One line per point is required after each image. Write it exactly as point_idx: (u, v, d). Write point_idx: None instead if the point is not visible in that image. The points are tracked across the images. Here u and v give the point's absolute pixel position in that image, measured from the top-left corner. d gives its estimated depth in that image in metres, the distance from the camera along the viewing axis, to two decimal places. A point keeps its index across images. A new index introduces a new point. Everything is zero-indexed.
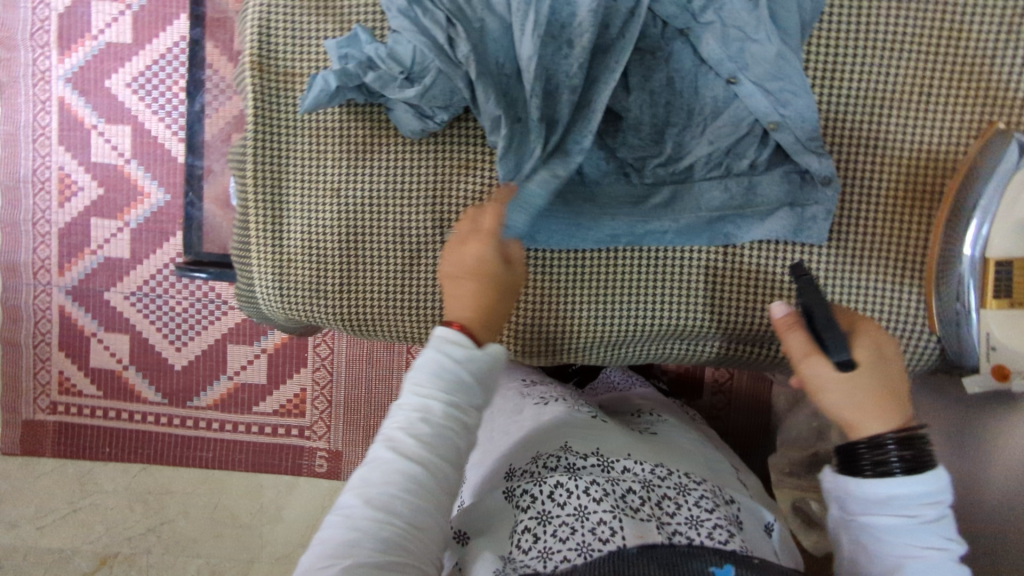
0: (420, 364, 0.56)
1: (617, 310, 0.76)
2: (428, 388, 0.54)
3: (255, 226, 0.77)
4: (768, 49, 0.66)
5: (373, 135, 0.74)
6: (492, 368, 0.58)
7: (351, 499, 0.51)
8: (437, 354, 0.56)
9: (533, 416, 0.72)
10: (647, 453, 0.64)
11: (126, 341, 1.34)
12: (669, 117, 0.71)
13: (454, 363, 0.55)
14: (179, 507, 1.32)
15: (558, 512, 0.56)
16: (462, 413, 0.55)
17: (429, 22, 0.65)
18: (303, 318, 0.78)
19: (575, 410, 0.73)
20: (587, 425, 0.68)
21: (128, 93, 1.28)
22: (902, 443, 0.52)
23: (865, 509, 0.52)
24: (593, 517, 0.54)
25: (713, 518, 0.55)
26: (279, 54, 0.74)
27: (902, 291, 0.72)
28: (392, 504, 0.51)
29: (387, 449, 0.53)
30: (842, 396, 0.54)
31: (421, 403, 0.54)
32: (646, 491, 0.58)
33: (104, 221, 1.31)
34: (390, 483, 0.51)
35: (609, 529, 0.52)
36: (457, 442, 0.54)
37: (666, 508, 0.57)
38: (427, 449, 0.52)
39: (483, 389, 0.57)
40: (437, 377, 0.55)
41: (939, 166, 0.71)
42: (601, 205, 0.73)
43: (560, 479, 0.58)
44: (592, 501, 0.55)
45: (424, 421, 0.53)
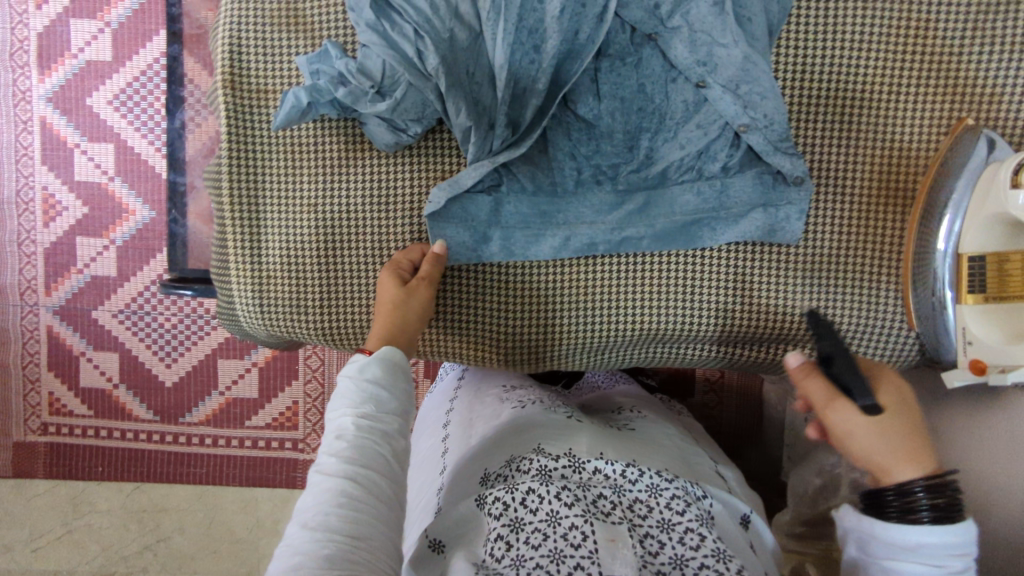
0: (334, 394, 0.61)
1: (599, 315, 0.76)
2: (339, 409, 0.59)
3: (232, 244, 0.77)
4: (734, 52, 0.67)
5: (347, 150, 0.74)
6: (397, 376, 0.63)
7: (292, 529, 0.52)
8: (342, 378, 0.61)
9: (510, 421, 0.72)
10: (618, 451, 0.65)
11: (116, 359, 1.34)
12: (641, 123, 0.71)
13: (357, 378, 0.60)
14: (175, 525, 1.32)
15: (531, 519, 0.56)
16: (377, 425, 0.58)
17: (398, 36, 0.66)
18: (284, 333, 0.78)
19: (552, 411, 0.73)
20: (562, 426, 0.69)
21: (109, 111, 1.28)
22: (932, 491, 0.50)
23: (888, 553, 0.50)
24: (565, 522, 0.54)
25: (684, 521, 0.56)
26: (252, 71, 0.74)
27: (880, 289, 0.72)
28: (327, 520, 0.52)
29: (315, 474, 0.55)
30: (871, 441, 0.53)
31: (337, 426, 0.58)
32: (617, 495, 0.59)
33: (89, 240, 1.31)
34: (323, 503, 0.53)
35: (581, 535, 0.53)
36: (379, 452, 0.57)
37: (638, 511, 0.58)
38: (348, 462, 0.55)
39: (396, 399, 0.61)
40: (344, 398, 0.59)
41: (912, 161, 0.71)
42: (577, 214, 0.73)
43: (532, 485, 0.58)
44: (563, 506, 0.55)
45: (340, 437, 0.57)
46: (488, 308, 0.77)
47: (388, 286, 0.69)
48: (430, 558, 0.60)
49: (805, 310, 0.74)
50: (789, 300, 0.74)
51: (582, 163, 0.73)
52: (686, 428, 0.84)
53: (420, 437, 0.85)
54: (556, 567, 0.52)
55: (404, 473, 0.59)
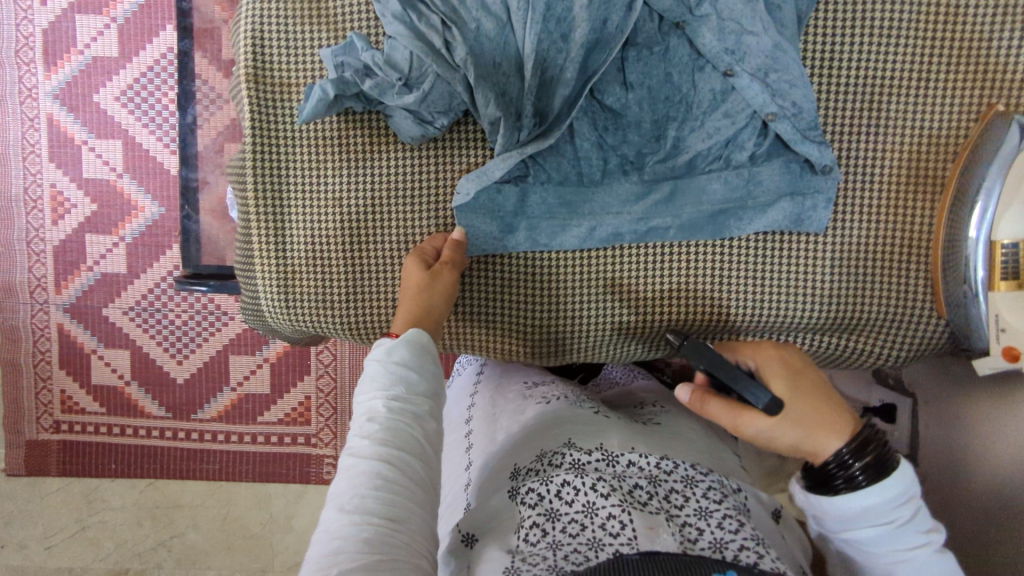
0: (362, 378, 0.61)
1: (625, 307, 0.76)
2: (369, 392, 0.59)
3: (257, 241, 0.76)
4: (763, 40, 0.67)
5: (371, 142, 0.74)
6: (424, 358, 0.62)
7: (330, 512, 0.53)
8: (370, 361, 0.61)
9: (536, 416, 0.72)
10: (650, 446, 0.65)
11: (127, 356, 1.33)
12: (668, 113, 0.71)
13: (384, 361, 0.60)
14: (189, 521, 1.32)
15: (567, 509, 0.56)
16: (408, 406, 0.58)
17: (425, 27, 0.65)
18: (309, 328, 0.78)
19: (578, 406, 0.73)
20: (591, 422, 0.68)
21: (117, 107, 1.28)
22: (858, 453, 0.54)
23: (845, 526, 0.55)
24: (602, 512, 0.54)
25: (721, 510, 0.55)
26: (274, 65, 0.74)
27: (907, 276, 0.72)
28: (364, 502, 0.52)
29: (349, 457, 0.55)
30: (788, 433, 0.58)
31: (368, 408, 0.58)
32: (653, 486, 0.59)
33: (99, 237, 1.30)
34: (359, 486, 0.53)
35: (619, 523, 0.53)
36: (411, 433, 0.57)
37: (675, 501, 0.57)
38: (381, 444, 0.55)
39: (425, 380, 0.61)
40: (373, 381, 0.59)
41: (941, 147, 0.71)
42: (602, 204, 0.73)
43: (567, 477, 0.58)
44: (600, 497, 0.55)
45: (372, 420, 0.56)
46: (512, 301, 0.77)
47: (410, 269, 0.70)
48: (462, 552, 0.60)
49: (835, 299, 0.73)
50: (818, 290, 0.73)
51: (607, 153, 0.73)
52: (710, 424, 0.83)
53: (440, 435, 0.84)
54: (594, 553, 0.52)
55: (437, 457, 0.59)
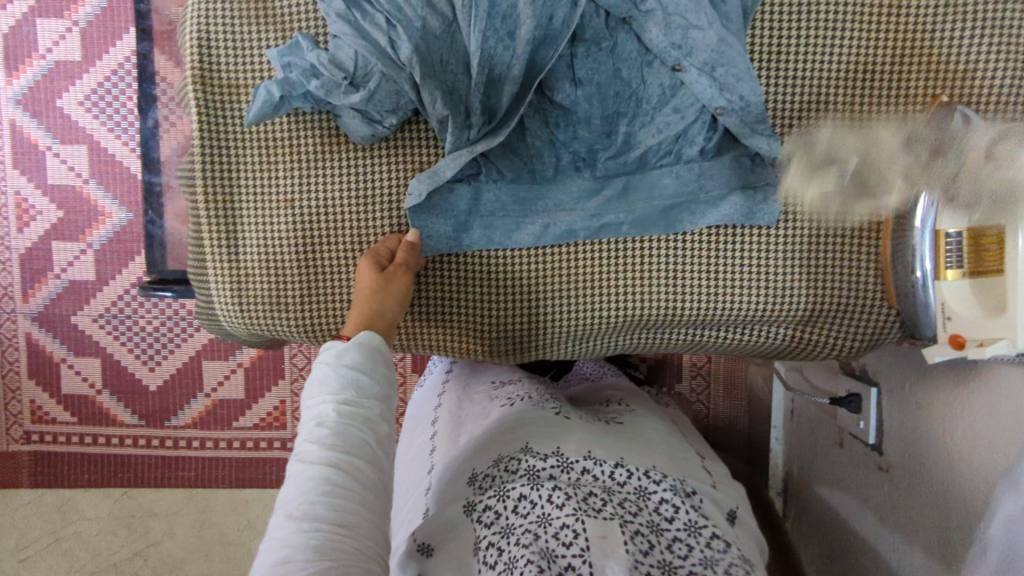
0: (312, 382, 0.60)
1: (581, 304, 0.76)
2: (319, 397, 0.58)
3: (209, 244, 0.75)
4: (709, 34, 0.67)
5: (323, 144, 0.73)
6: (376, 361, 0.63)
7: (278, 519, 0.52)
8: (320, 365, 0.61)
9: (499, 418, 0.73)
10: (606, 449, 0.65)
11: (98, 364, 1.32)
12: (618, 108, 0.71)
13: (335, 364, 0.60)
14: (165, 529, 1.31)
15: (521, 522, 0.56)
16: (358, 410, 0.58)
17: (369, 26, 0.65)
18: (265, 332, 0.77)
19: (540, 406, 0.73)
20: (550, 424, 0.69)
21: (81, 111, 1.26)
22: None
23: None
24: (556, 522, 0.54)
25: (672, 531, 0.57)
26: (221, 66, 0.73)
27: (858, 267, 0.73)
28: (313, 509, 0.51)
29: (297, 462, 0.55)
30: None
31: (318, 412, 0.57)
32: (608, 493, 0.59)
33: (66, 245, 1.28)
34: (307, 491, 0.52)
35: (572, 532, 0.53)
36: (361, 437, 0.57)
37: (629, 508, 0.58)
38: (331, 449, 0.54)
39: (376, 383, 0.61)
40: (323, 385, 0.59)
41: (888, 137, 0.71)
42: (556, 202, 0.73)
43: (523, 490, 0.58)
44: (555, 508, 0.55)
45: (321, 424, 0.56)
46: (469, 299, 0.76)
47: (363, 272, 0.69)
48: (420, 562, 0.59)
49: (787, 292, 0.74)
50: (772, 282, 0.74)
51: (560, 150, 0.72)
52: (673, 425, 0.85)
53: (406, 439, 0.84)
54: (546, 566, 0.51)
55: (389, 460, 0.59)
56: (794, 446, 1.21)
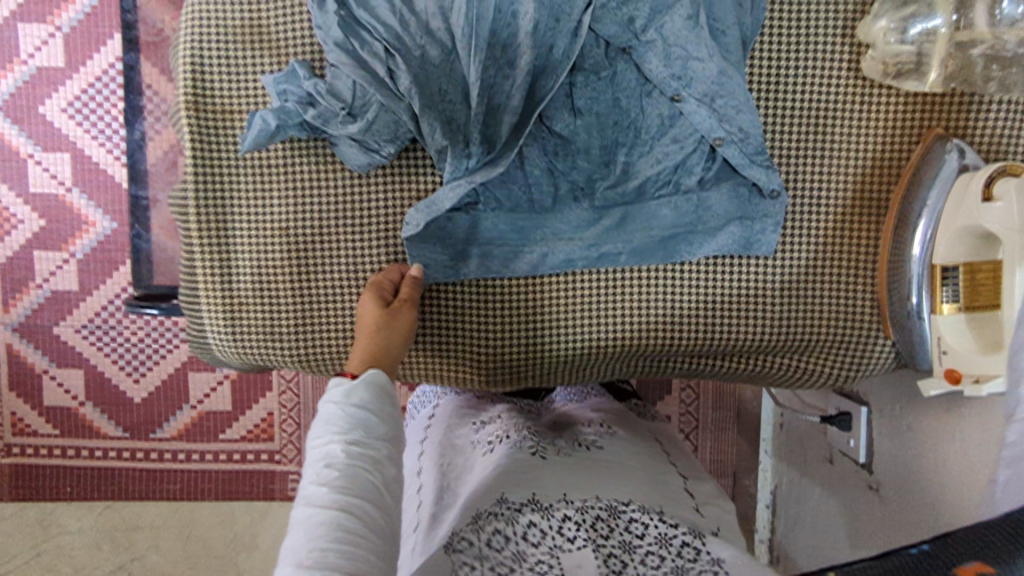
0: (317, 422, 0.59)
1: (579, 332, 0.75)
2: (326, 437, 0.57)
3: (202, 271, 0.74)
4: (709, 66, 0.67)
5: (318, 171, 0.72)
6: (383, 400, 0.61)
7: (285, 567, 0.50)
8: (326, 404, 0.59)
9: (482, 468, 0.72)
10: (581, 490, 0.65)
11: (81, 375, 1.29)
12: (617, 138, 0.70)
13: (342, 404, 0.59)
14: (150, 542, 1.29)
15: (497, 555, 0.59)
16: (366, 451, 0.57)
17: (368, 55, 0.64)
18: (258, 360, 0.76)
19: (519, 450, 0.72)
20: (529, 469, 0.68)
21: (63, 119, 1.23)
22: None
23: None
24: (532, 557, 0.59)
25: (644, 545, 0.61)
26: (215, 90, 0.71)
27: (854, 298, 0.73)
28: (325, 557, 0.50)
29: (305, 507, 0.54)
30: None
31: (325, 453, 0.56)
32: (580, 514, 0.62)
33: (48, 254, 1.26)
34: (317, 537, 0.51)
35: (548, 566, 0.58)
36: (370, 479, 0.56)
37: (601, 530, 0.61)
38: (340, 493, 0.54)
39: (384, 424, 0.60)
40: (330, 425, 0.58)
41: (883, 170, 0.72)
42: (554, 230, 0.73)
43: (498, 525, 0.61)
44: (529, 545, 0.60)
45: (329, 466, 0.55)
46: (466, 329, 0.76)
47: (363, 307, 0.68)
48: None
49: (785, 322, 0.74)
50: (769, 312, 0.74)
51: (558, 179, 0.72)
52: (657, 443, 0.84)
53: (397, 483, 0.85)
54: None
55: (395, 501, 0.58)
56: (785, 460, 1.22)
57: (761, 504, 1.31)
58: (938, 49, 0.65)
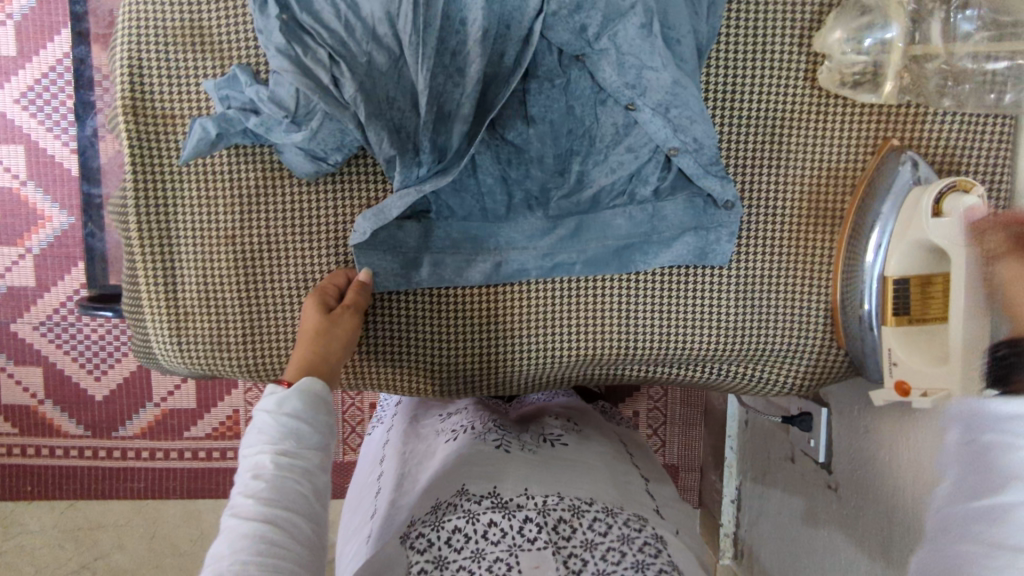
0: (250, 430, 0.57)
1: (534, 342, 0.74)
2: (256, 446, 0.56)
3: (146, 282, 0.72)
4: (663, 75, 0.66)
5: (265, 179, 0.70)
6: (319, 408, 0.59)
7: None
8: (259, 413, 0.57)
9: (443, 457, 0.71)
10: (544, 485, 0.63)
11: (39, 373, 1.25)
12: (571, 146, 0.69)
13: (274, 412, 0.57)
14: (114, 541, 1.27)
15: (456, 557, 0.56)
16: (297, 461, 0.55)
17: (311, 62, 0.62)
18: (207, 370, 0.74)
19: (482, 440, 0.71)
20: (496, 462, 0.66)
21: (16, 110, 1.19)
22: None
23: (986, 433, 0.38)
24: (490, 555, 0.55)
25: (606, 541, 0.56)
26: (156, 95, 0.69)
27: (809, 308, 0.73)
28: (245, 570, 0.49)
29: (230, 518, 0.52)
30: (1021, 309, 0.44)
31: (254, 463, 0.55)
32: (543, 516, 0.58)
33: (2, 250, 1.22)
34: (240, 551, 0.50)
35: (506, 566, 0.54)
36: (300, 490, 0.55)
37: (563, 531, 0.57)
38: (266, 504, 0.52)
39: (318, 433, 0.58)
40: (261, 434, 0.56)
41: (840, 179, 0.71)
42: (508, 239, 0.72)
43: (458, 522, 0.57)
44: (489, 543, 0.56)
45: (257, 477, 0.54)
46: (419, 338, 0.74)
47: (310, 310, 0.66)
48: None
49: (739, 332, 0.74)
50: (723, 322, 0.74)
51: (512, 188, 0.71)
52: (621, 443, 0.84)
53: (359, 476, 0.83)
54: None
55: (326, 511, 0.57)
56: (748, 454, 1.23)
57: (726, 499, 1.30)
58: (892, 59, 0.65)
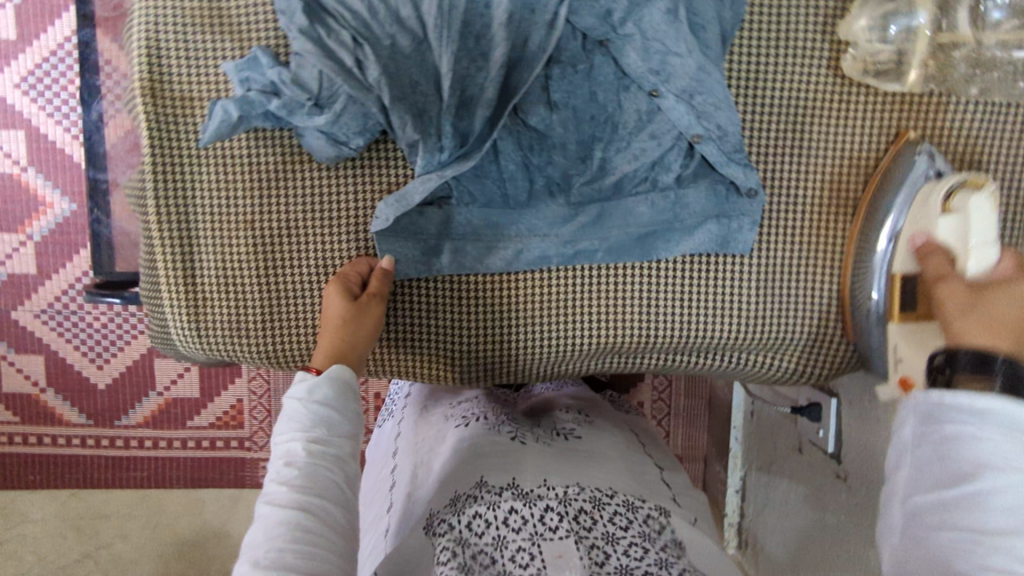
0: (280, 419, 0.57)
1: (554, 329, 0.74)
2: (288, 434, 0.55)
3: (164, 266, 0.71)
4: (688, 61, 0.65)
5: (284, 163, 0.69)
6: (347, 397, 0.60)
7: (242, 568, 0.49)
8: (289, 401, 0.58)
9: (454, 444, 0.69)
10: (563, 476, 0.62)
11: (41, 362, 1.24)
12: (594, 132, 0.69)
13: (305, 400, 0.57)
14: (117, 530, 1.26)
15: (476, 541, 0.56)
16: (329, 449, 0.55)
17: (334, 44, 0.61)
18: (224, 356, 0.73)
19: (495, 431, 0.70)
20: (510, 453, 0.65)
21: (17, 95, 1.17)
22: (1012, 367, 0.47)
23: (953, 421, 0.45)
24: (512, 545, 0.55)
25: (628, 536, 0.56)
26: (174, 77, 0.68)
27: (831, 297, 0.72)
28: (282, 557, 0.48)
29: (265, 506, 0.52)
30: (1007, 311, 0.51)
31: (286, 451, 0.55)
32: (564, 505, 0.57)
33: (3, 236, 1.20)
34: (275, 538, 0.50)
35: (528, 555, 0.54)
36: (333, 478, 0.54)
37: (584, 522, 0.57)
38: (300, 492, 0.52)
39: (348, 421, 0.58)
40: (292, 422, 0.56)
41: (862, 167, 0.71)
42: (529, 226, 0.71)
43: (479, 508, 0.57)
44: (511, 531, 0.56)
45: (290, 464, 0.53)
46: (438, 326, 0.74)
47: (332, 296, 0.66)
48: None
49: (760, 321, 0.73)
50: (744, 311, 0.73)
51: (533, 175, 0.70)
52: (633, 433, 0.84)
53: (372, 468, 0.83)
54: None
55: (357, 499, 0.56)
56: (754, 445, 1.23)
57: (731, 489, 1.30)
58: (917, 48, 0.64)
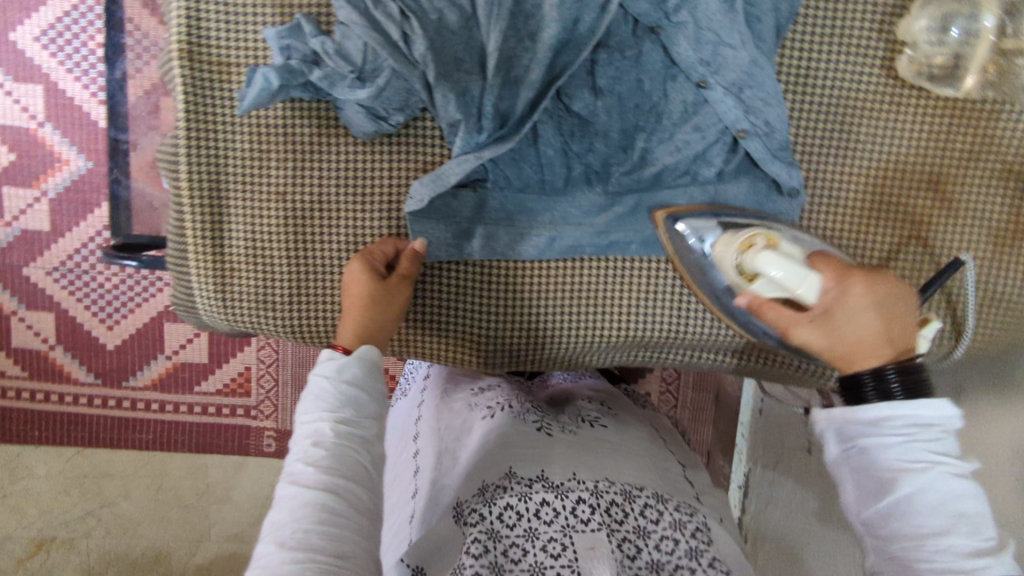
0: (305, 396, 0.56)
1: (584, 319, 0.73)
2: (314, 413, 0.55)
3: (192, 234, 0.70)
4: (741, 54, 0.64)
5: (320, 136, 0.68)
6: (375, 378, 0.59)
7: (267, 548, 0.48)
8: (316, 379, 0.57)
9: (481, 433, 0.68)
10: (592, 470, 0.61)
11: (52, 319, 1.24)
12: (637, 122, 0.68)
13: (334, 379, 0.56)
14: (121, 490, 1.26)
15: (508, 533, 0.55)
16: (356, 430, 0.55)
17: (382, 15, 0.59)
18: (247, 328, 0.72)
19: (522, 421, 0.70)
20: (539, 445, 0.64)
21: (37, 49, 1.15)
22: (902, 371, 0.48)
23: (862, 434, 0.47)
24: (544, 535, 0.55)
25: (660, 530, 0.57)
26: (212, 41, 0.66)
27: None
28: (308, 538, 0.48)
29: (290, 485, 0.51)
30: (864, 316, 0.51)
31: (313, 430, 0.54)
32: (595, 498, 0.57)
33: (17, 191, 1.19)
34: (301, 518, 0.49)
35: (560, 545, 0.54)
36: (359, 460, 0.54)
37: (615, 515, 0.57)
38: (327, 473, 0.51)
39: (374, 402, 0.57)
40: (319, 402, 0.55)
41: (907, 170, 0.69)
42: (564, 214, 0.70)
43: (510, 500, 0.56)
44: (542, 523, 0.55)
45: (317, 444, 0.53)
46: (466, 309, 0.73)
47: (358, 272, 0.65)
48: None
49: None
50: None
51: (572, 161, 0.69)
52: (653, 428, 0.84)
53: (390, 449, 0.82)
54: None
55: (382, 480, 0.56)
56: (760, 442, 1.23)
57: (734, 484, 1.30)
58: (977, 55, 0.63)
